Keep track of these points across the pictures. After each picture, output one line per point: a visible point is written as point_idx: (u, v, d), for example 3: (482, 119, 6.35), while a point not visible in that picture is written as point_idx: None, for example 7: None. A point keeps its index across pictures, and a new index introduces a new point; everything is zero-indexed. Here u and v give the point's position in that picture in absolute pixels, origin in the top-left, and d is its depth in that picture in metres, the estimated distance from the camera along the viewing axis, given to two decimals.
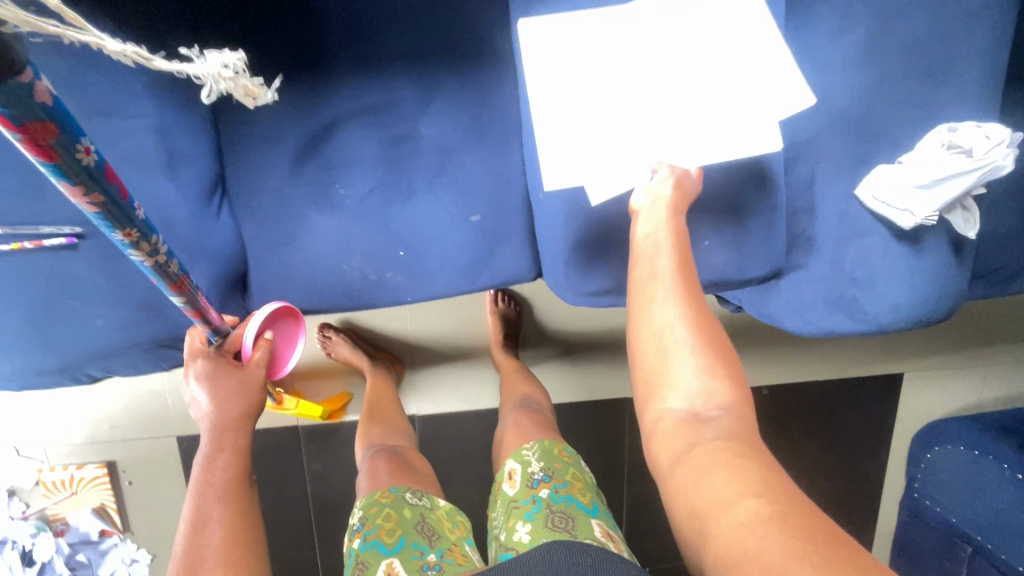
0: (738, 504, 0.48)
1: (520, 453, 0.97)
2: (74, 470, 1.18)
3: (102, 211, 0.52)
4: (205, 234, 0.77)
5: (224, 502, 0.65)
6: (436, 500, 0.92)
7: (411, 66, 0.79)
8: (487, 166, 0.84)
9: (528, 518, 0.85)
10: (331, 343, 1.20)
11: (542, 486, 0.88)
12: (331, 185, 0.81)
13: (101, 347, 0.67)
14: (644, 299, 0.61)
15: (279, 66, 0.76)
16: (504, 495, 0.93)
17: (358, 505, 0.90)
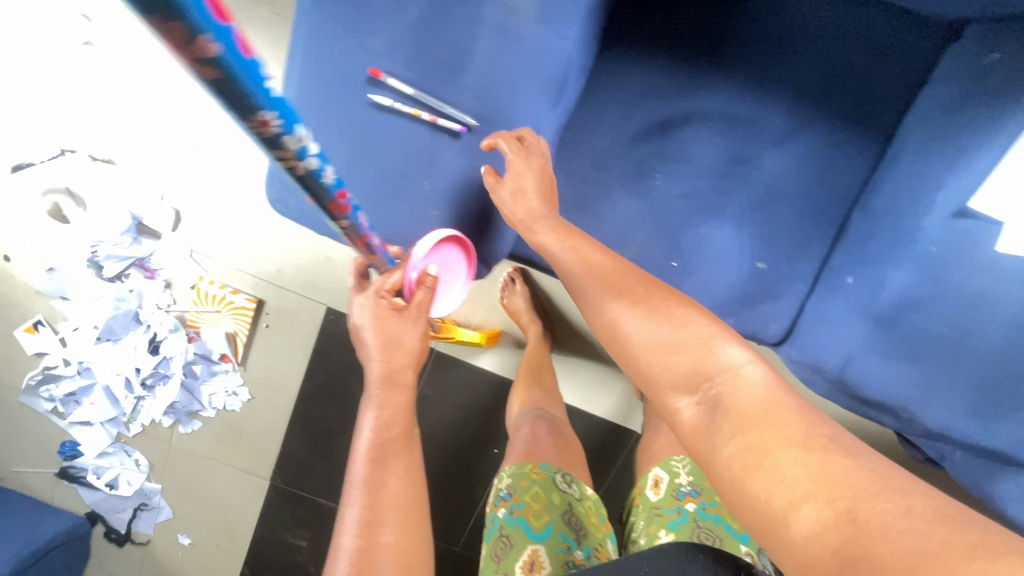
0: (797, 509, 0.41)
1: (669, 463, 0.96)
2: (228, 292, 1.22)
3: (217, 82, 0.31)
4: None
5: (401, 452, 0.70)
6: (585, 489, 0.94)
7: (792, 99, 0.75)
8: (805, 223, 0.79)
9: (672, 528, 0.86)
10: (511, 289, 1.20)
11: (689, 500, 0.89)
12: (652, 172, 0.78)
13: (413, 229, 0.68)
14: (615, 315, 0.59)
15: (676, 45, 0.76)
16: (646, 500, 0.94)
17: (508, 471, 0.93)
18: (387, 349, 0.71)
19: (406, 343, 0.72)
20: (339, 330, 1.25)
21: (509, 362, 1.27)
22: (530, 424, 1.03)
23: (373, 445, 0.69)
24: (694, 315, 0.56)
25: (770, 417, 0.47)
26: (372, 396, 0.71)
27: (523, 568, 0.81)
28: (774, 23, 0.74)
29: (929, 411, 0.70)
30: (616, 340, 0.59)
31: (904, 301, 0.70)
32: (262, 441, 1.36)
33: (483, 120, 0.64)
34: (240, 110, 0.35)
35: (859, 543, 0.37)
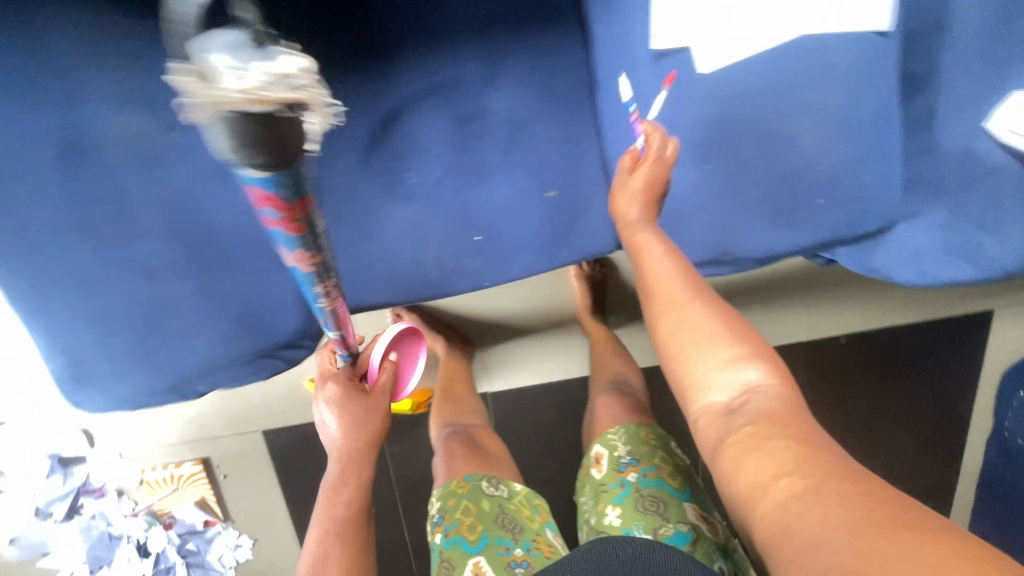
0: (770, 482, 0.45)
1: (606, 438, 0.98)
2: (172, 468, 1.24)
3: (313, 269, 0.54)
4: (282, 240, 0.68)
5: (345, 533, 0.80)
6: (512, 486, 0.98)
7: (475, 34, 0.72)
8: (564, 134, 0.78)
9: (618, 503, 0.88)
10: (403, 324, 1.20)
11: (629, 470, 0.90)
12: (402, 174, 0.77)
13: (205, 363, 0.67)
14: (688, 353, 0.56)
15: (341, 56, 0.70)
16: (591, 478, 0.95)
17: (437, 496, 0.97)
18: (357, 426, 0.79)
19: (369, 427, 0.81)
20: (288, 444, 1.26)
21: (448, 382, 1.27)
22: (446, 443, 1.07)
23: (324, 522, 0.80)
24: (735, 330, 0.56)
25: (790, 425, 0.49)
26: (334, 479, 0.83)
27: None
28: None
29: (744, 245, 0.70)
30: (682, 341, 0.57)
31: (671, 158, 0.68)
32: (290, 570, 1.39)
33: (190, 237, 0.63)
34: (312, 282, 0.57)
35: (816, 519, 0.40)
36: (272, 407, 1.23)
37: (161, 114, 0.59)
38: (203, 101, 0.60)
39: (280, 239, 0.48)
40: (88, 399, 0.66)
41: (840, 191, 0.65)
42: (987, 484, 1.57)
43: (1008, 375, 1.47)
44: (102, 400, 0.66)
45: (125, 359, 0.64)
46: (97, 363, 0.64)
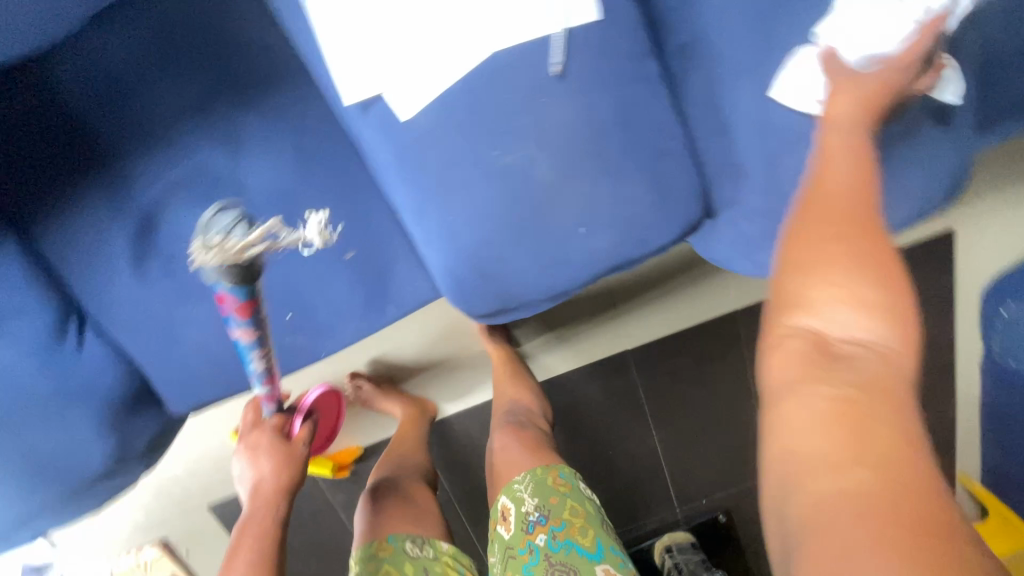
0: (848, 469, 0.35)
1: (512, 487, 0.76)
2: (136, 554, 1.30)
3: (256, 335, 0.61)
4: (75, 371, 0.69)
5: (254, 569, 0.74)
6: (441, 544, 0.81)
7: (212, 120, 0.69)
8: (341, 193, 0.73)
9: (526, 574, 0.69)
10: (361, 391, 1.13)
11: (538, 532, 0.70)
12: (183, 272, 0.74)
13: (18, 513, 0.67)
14: (816, 268, 0.40)
15: (80, 174, 0.69)
16: (499, 538, 0.75)
17: (354, 559, 0.78)
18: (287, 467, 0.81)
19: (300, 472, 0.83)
20: (235, 513, 1.29)
21: (372, 426, 1.25)
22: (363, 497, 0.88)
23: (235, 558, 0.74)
24: (864, 280, 0.39)
25: (873, 407, 0.36)
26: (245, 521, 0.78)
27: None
28: (124, 83, 0.67)
29: (523, 292, 0.59)
30: (800, 283, 0.41)
31: (415, 213, 0.58)
32: None
33: None
34: (259, 343, 0.62)
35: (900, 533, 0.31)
36: (209, 483, 1.26)
37: None
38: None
39: (234, 321, 0.58)
40: None
41: (603, 216, 0.56)
42: (990, 411, 1.42)
43: (988, 294, 1.30)
44: None
45: None
46: None
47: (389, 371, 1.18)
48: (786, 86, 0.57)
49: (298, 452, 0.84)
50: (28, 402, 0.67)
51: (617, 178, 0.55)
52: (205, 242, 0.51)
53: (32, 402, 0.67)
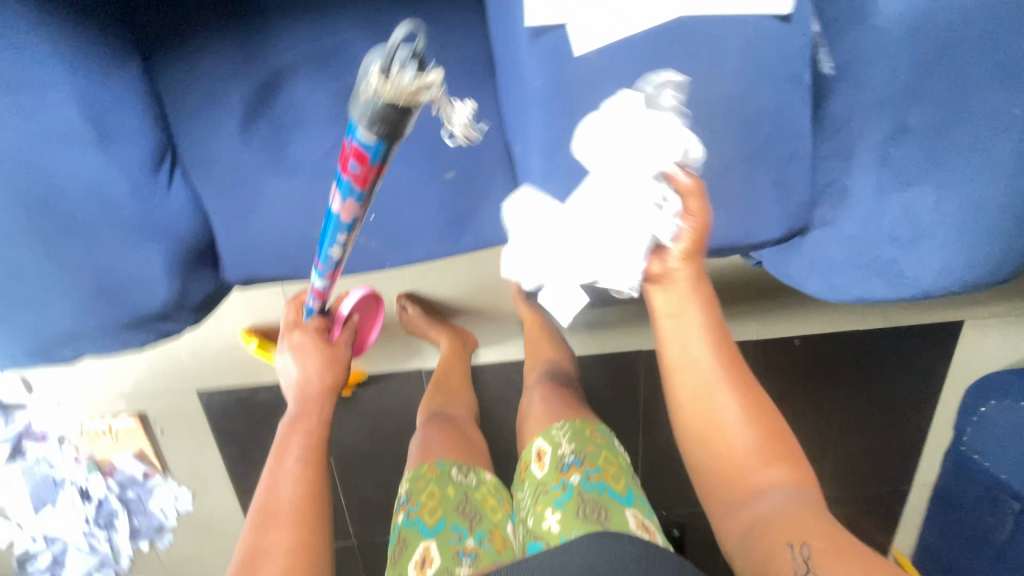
0: (769, 490, 0.60)
1: (550, 432, 0.90)
2: (110, 419, 1.27)
3: (353, 217, 0.56)
4: (156, 211, 0.67)
5: (304, 464, 0.73)
6: (482, 476, 0.93)
7: (362, 12, 0.72)
8: (459, 114, 0.74)
9: (558, 506, 0.82)
10: (407, 315, 1.18)
11: (573, 471, 0.84)
12: (287, 144, 0.74)
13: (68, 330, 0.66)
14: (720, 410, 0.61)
15: (220, 24, 0.70)
16: (533, 476, 0.89)
17: (406, 479, 0.91)
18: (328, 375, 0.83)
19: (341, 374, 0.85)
20: (223, 405, 1.28)
21: (381, 356, 1.26)
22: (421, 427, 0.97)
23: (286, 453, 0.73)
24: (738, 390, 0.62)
25: (767, 456, 0.61)
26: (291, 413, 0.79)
27: (415, 567, 0.81)
28: None
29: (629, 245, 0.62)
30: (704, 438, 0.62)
31: (551, 144, 0.61)
32: (230, 524, 1.44)
33: (39, 201, 0.61)
34: (350, 226, 0.59)
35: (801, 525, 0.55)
36: (205, 369, 1.24)
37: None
38: (56, 63, 0.60)
39: (346, 186, 0.51)
40: None
41: (725, 196, 0.60)
42: (939, 496, 1.52)
43: (971, 389, 1.40)
44: None
45: None
46: None
47: (435, 307, 1.22)
48: (917, 129, 0.61)
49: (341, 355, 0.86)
50: (105, 227, 0.65)
51: (749, 167, 0.59)
52: (381, 65, 0.38)
53: (108, 230, 0.65)
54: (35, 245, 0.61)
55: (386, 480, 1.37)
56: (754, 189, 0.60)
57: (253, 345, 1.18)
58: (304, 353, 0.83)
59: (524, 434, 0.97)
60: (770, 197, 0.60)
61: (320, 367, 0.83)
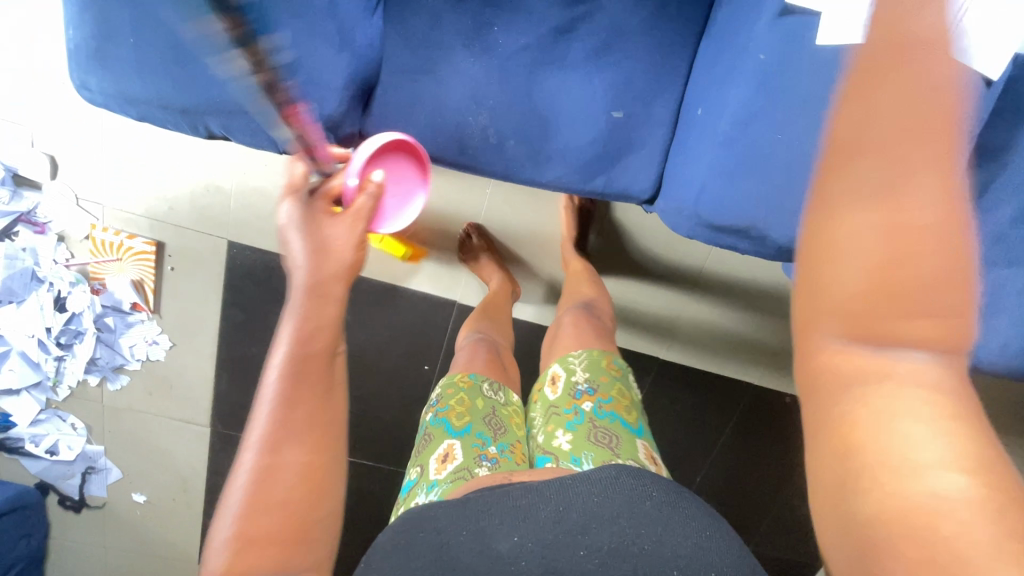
0: (903, 349, 0.32)
1: (566, 359, 0.88)
2: (124, 238, 1.18)
3: None
4: (356, 22, 0.66)
5: (315, 378, 0.50)
6: (510, 396, 0.88)
7: None
8: (653, 63, 0.78)
9: (569, 428, 0.79)
10: (469, 245, 1.20)
11: (586, 398, 0.81)
12: (490, 26, 0.75)
13: (229, 102, 0.63)
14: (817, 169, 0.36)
15: None
16: (544, 398, 0.86)
17: (440, 385, 0.88)
18: (321, 251, 0.54)
19: (348, 248, 0.56)
20: (248, 265, 1.24)
21: (424, 274, 1.26)
22: (472, 344, 0.97)
23: (290, 357, 0.49)
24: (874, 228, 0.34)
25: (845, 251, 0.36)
26: (293, 305, 0.51)
27: (436, 461, 0.76)
28: None
29: (773, 225, 0.69)
30: (815, 235, 0.33)
31: (745, 115, 0.68)
32: (194, 389, 1.37)
33: None
34: None
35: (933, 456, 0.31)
36: (247, 222, 1.20)
37: None
38: None
39: None
40: (99, 82, 0.63)
41: None
42: None
43: None
44: (111, 87, 0.63)
45: (154, 57, 0.61)
46: (125, 49, 0.61)
47: (495, 248, 1.22)
48: None
49: (357, 220, 0.59)
50: (318, 19, 0.64)
51: None
52: None
53: (316, 22, 0.64)
54: (251, 5, 0.60)
55: (375, 397, 1.36)
56: None
57: None
58: (294, 218, 0.56)
59: (548, 359, 0.94)
60: None
61: (308, 236, 0.55)
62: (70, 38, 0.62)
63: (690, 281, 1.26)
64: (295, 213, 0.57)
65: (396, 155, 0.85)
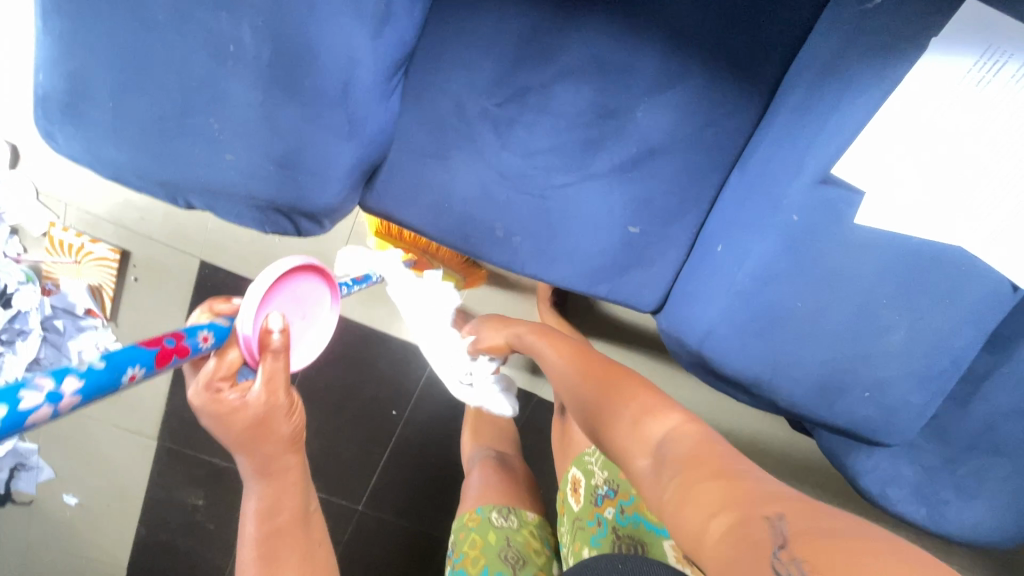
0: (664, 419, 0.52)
1: (582, 459, 0.83)
2: (86, 241, 1.09)
3: None
4: (370, 113, 0.59)
5: (295, 515, 0.55)
6: (526, 516, 0.84)
7: (671, 49, 0.67)
8: (680, 185, 0.73)
9: (594, 544, 0.74)
10: None
11: (606, 505, 0.76)
12: (513, 123, 0.70)
13: (215, 184, 0.57)
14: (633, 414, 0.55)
15: None
16: (569, 510, 0.82)
17: (452, 530, 0.85)
18: (254, 435, 0.50)
19: (276, 420, 0.51)
20: (216, 287, 1.15)
21: (406, 323, 1.21)
22: (481, 465, 0.92)
23: (258, 538, 0.52)
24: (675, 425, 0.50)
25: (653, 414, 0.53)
26: (252, 487, 0.53)
27: None
28: None
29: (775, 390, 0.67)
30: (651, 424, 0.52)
31: (768, 274, 0.64)
32: (145, 399, 1.29)
33: (286, 49, 0.52)
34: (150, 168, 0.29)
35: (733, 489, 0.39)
36: (225, 245, 1.13)
37: None
38: None
39: None
40: (66, 139, 0.55)
41: (885, 398, 0.64)
42: None
43: None
44: (80, 148, 0.56)
45: (135, 126, 0.54)
46: (103, 111, 0.53)
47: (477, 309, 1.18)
48: None
49: (269, 387, 0.49)
50: (324, 109, 0.56)
51: (914, 386, 0.64)
52: None
53: (322, 112, 0.56)
54: (253, 88, 0.53)
55: (335, 435, 1.31)
56: (904, 403, 0.65)
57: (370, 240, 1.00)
58: (206, 418, 0.48)
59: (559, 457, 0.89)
60: (910, 415, 0.66)
61: (228, 433, 0.49)
62: (40, 83, 0.54)
63: (673, 364, 1.23)
64: (205, 416, 0.48)
65: (283, 274, 0.54)
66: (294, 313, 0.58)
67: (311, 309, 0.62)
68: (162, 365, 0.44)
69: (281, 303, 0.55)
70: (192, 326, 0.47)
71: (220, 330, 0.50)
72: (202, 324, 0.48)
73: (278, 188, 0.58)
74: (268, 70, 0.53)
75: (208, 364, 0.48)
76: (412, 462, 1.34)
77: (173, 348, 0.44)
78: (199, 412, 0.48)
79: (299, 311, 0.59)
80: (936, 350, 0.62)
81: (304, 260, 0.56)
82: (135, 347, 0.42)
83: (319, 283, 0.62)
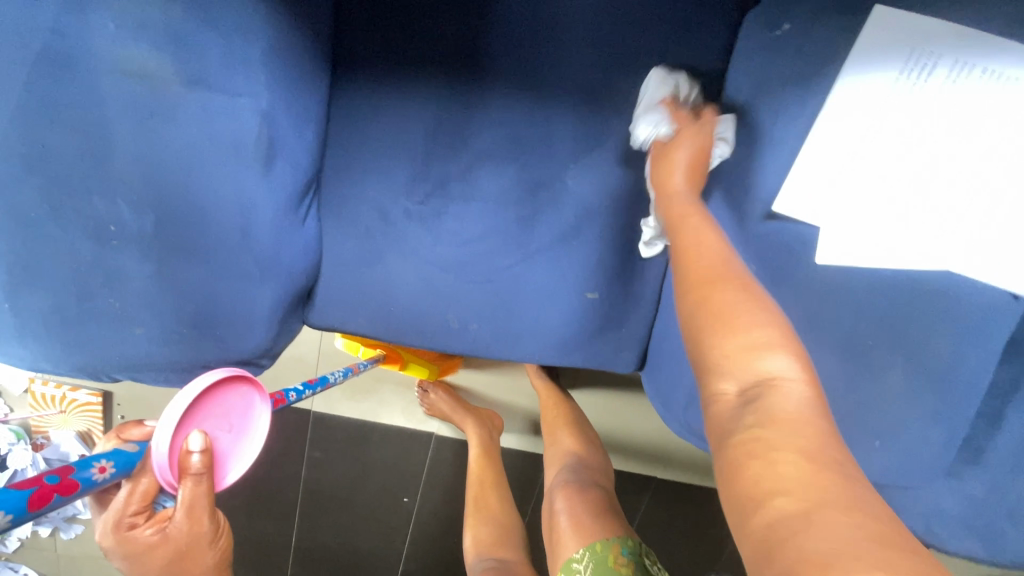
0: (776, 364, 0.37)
1: (571, 566, 0.71)
2: (66, 389, 1.09)
3: None
4: (280, 248, 0.56)
5: None
6: None
7: (590, 109, 0.63)
8: (630, 243, 0.68)
9: None
10: (428, 399, 1.10)
11: None
12: (441, 214, 0.66)
13: (134, 358, 0.54)
14: (729, 339, 0.39)
15: (423, 68, 0.62)
16: None
17: None
18: (176, 567, 0.51)
19: (199, 550, 0.51)
20: None
21: (397, 410, 1.19)
22: None
23: None
24: (781, 332, 0.39)
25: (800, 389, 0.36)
26: None
27: None
28: (526, 20, 0.60)
29: None
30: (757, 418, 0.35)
31: None
32: None
33: (171, 216, 0.49)
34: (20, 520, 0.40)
35: (816, 485, 0.31)
36: None
37: (186, 61, 0.46)
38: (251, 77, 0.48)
39: None
40: None
41: (902, 441, 0.57)
42: None
43: None
44: None
45: (35, 324, 0.51)
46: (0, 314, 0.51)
47: (463, 384, 1.14)
48: None
49: (190, 516, 0.49)
50: (227, 260, 0.53)
51: (933, 423, 0.56)
52: None
53: (226, 264, 0.53)
54: (146, 260, 0.50)
55: (351, 535, 1.25)
56: (926, 442, 0.57)
57: (341, 342, 0.96)
58: (120, 556, 0.50)
59: (553, 556, 0.76)
60: (935, 453, 0.58)
61: (147, 566, 0.50)
62: None
63: None
64: (120, 554, 0.49)
65: (204, 393, 0.51)
66: (219, 429, 0.54)
67: (242, 423, 0.57)
68: (41, 505, 0.41)
69: (200, 423, 0.51)
70: (90, 457, 0.45)
71: (128, 456, 0.47)
72: (104, 453, 0.46)
73: (201, 347, 0.55)
74: (156, 239, 0.49)
75: (119, 498, 0.48)
76: (435, 549, 1.26)
77: (54, 485, 0.41)
78: (111, 551, 0.49)
79: (226, 425, 0.55)
80: (952, 382, 0.54)
81: (228, 372, 0.53)
82: (6, 492, 0.38)
83: (249, 391, 0.57)
